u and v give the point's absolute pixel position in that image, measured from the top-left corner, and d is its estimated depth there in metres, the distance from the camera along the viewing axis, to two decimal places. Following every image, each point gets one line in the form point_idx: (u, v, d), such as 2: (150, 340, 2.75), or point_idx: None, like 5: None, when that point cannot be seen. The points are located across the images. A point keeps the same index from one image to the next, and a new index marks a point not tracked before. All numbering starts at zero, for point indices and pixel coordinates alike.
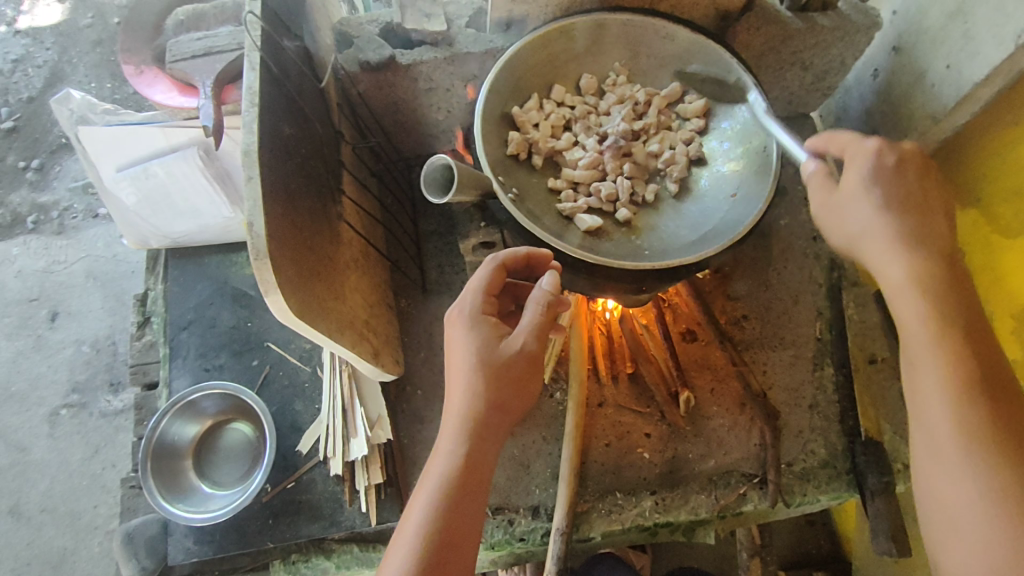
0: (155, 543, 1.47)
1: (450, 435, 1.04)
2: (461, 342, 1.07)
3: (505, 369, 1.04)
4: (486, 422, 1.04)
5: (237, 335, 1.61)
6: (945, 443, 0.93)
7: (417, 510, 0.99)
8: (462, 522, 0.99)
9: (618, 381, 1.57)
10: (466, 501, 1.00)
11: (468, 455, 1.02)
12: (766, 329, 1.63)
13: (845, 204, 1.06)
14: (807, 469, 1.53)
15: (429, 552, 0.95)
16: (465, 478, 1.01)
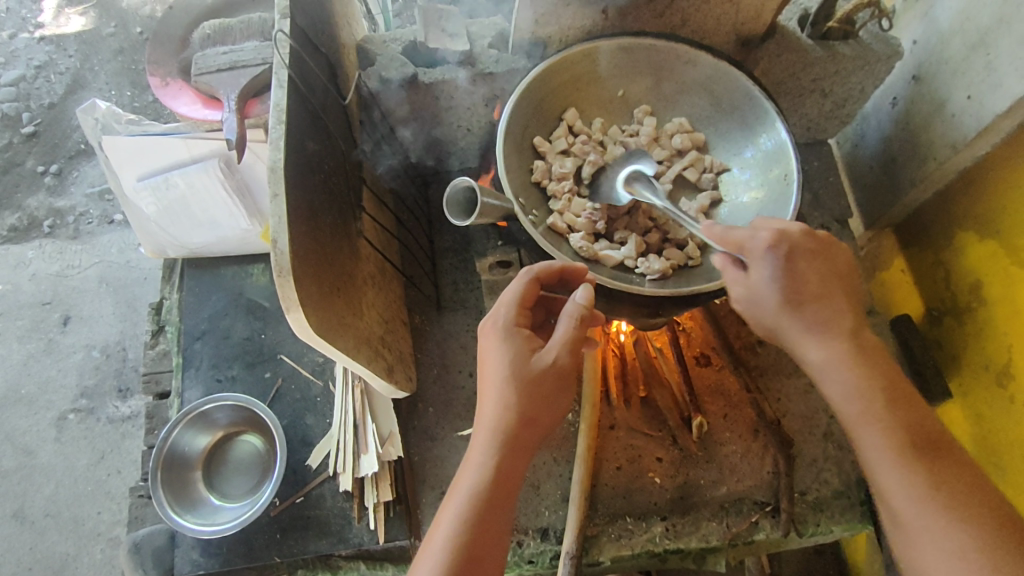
0: (162, 553, 1.45)
1: (480, 448, 1.04)
2: (494, 354, 1.07)
3: (537, 383, 1.05)
4: (517, 434, 1.04)
5: (251, 347, 1.61)
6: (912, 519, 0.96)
7: (444, 525, 0.99)
8: (488, 538, 0.99)
9: (631, 405, 1.56)
10: (492, 516, 1.00)
11: (497, 470, 1.02)
12: (782, 356, 1.62)
13: (756, 296, 1.08)
14: (820, 499, 1.51)
15: (454, 567, 0.96)
16: (494, 492, 1.02)
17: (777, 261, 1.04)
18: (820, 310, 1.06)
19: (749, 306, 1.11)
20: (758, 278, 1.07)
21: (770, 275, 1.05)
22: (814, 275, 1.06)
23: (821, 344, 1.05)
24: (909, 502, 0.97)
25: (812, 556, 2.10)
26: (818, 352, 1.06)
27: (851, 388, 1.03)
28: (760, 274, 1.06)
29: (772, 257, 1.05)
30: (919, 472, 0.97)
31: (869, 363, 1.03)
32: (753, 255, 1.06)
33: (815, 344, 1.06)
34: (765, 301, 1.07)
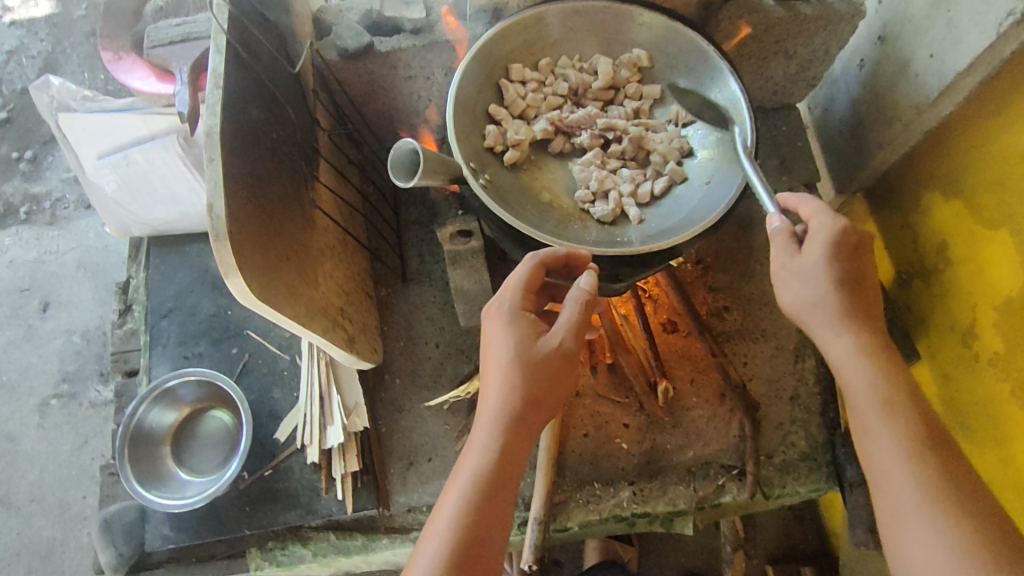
0: (133, 528, 1.45)
1: (481, 433, 1.04)
2: (499, 338, 1.08)
3: (542, 369, 1.05)
4: (522, 416, 1.05)
5: (217, 323, 1.61)
6: (895, 466, 1.00)
7: (447, 508, 0.99)
8: (489, 524, 0.98)
9: (597, 371, 1.56)
10: (494, 500, 1.00)
11: (499, 453, 1.02)
12: (749, 320, 1.62)
13: (797, 276, 1.08)
14: (787, 462, 1.54)
15: (457, 550, 0.95)
16: (499, 474, 1.01)
17: (835, 244, 1.06)
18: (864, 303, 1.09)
19: (785, 283, 1.10)
20: (813, 254, 1.07)
21: (824, 253, 1.06)
22: (858, 275, 1.08)
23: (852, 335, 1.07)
24: (906, 477, 0.98)
25: (791, 523, 2.26)
26: (849, 341, 1.08)
27: (841, 317, 1.07)
28: (812, 247, 1.07)
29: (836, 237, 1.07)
30: (927, 468, 0.99)
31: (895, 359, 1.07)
32: (819, 228, 1.07)
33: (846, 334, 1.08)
34: (814, 281, 1.07)
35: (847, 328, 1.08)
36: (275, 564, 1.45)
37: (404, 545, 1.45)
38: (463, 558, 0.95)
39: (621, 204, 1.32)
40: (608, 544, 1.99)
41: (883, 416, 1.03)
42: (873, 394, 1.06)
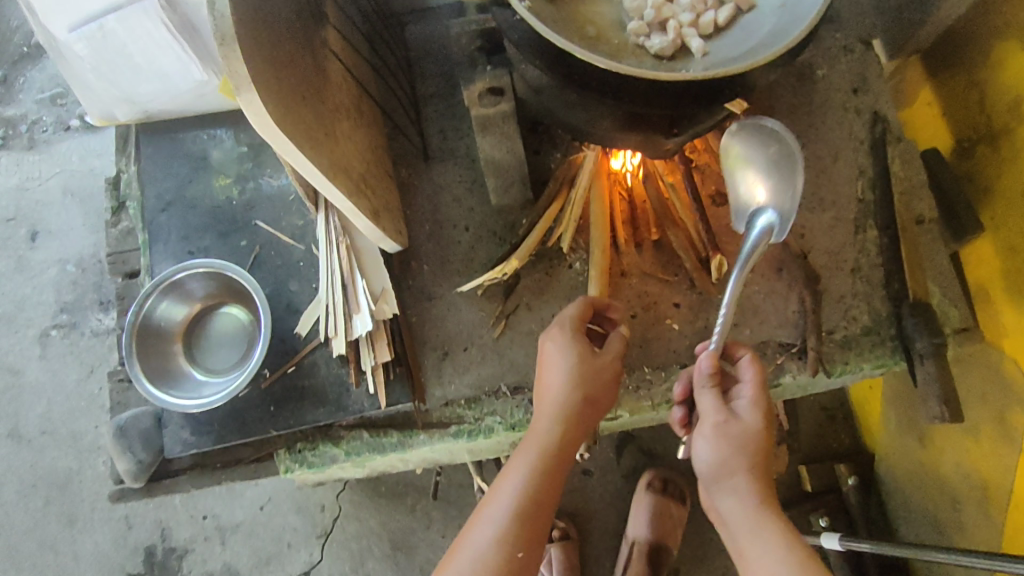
0: (150, 436, 1.35)
1: (540, 424, 1.17)
2: (556, 347, 1.19)
3: (595, 378, 1.18)
4: (581, 412, 1.17)
5: (222, 215, 1.46)
6: (776, 567, 1.07)
7: (508, 487, 1.12)
8: (546, 504, 1.11)
9: (643, 249, 1.43)
10: (551, 480, 1.13)
11: (557, 442, 1.15)
12: (804, 190, 1.49)
13: (706, 430, 1.15)
14: (850, 337, 1.42)
15: (518, 527, 1.08)
16: (557, 463, 1.15)
17: (759, 403, 1.16)
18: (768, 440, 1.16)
19: (702, 422, 1.16)
20: (745, 403, 1.16)
21: (748, 411, 1.15)
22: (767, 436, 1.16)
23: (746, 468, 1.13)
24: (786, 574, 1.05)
25: (825, 422, 2.26)
26: (738, 474, 1.14)
27: (750, 446, 1.13)
28: (740, 403, 1.16)
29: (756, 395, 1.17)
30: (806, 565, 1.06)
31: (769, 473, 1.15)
32: (746, 368, 1.18)
33: (743, 475, 1.14)
34: (745, 427, 1.14)
35: (746, 482, 1.14)
36: (306, 465, 1.35)
37: (444, 441, 1.35)
38: (523, 522, 1.09)
39: (681, 35, 1.10)
40: (662, 508, 1.95)
41: (765, 524, 1.11)
42: (756, 536, 1.11)
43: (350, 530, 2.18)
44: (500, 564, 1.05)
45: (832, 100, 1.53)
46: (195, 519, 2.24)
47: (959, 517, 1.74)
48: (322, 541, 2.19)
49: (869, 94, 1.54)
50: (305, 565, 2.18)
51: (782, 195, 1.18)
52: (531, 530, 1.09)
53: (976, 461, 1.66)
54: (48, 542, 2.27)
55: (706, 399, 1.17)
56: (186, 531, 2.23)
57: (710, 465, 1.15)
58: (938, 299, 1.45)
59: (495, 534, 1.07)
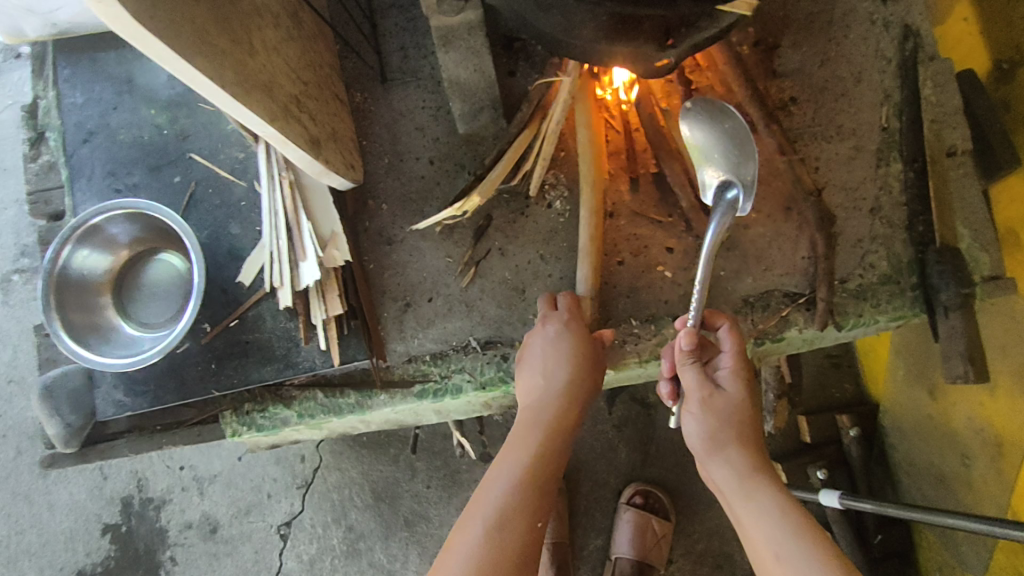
0: (80, 396, 1.21)
1: (537, 400, 1.07)
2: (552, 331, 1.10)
3: (596, 360, 1.10)
4: (580, 392, 1.08)
5: (152, 147, 1.27)
6: (776, 534, 0.94)
7: (516, 461, 1.01)
8: (555, 476, 1.01)
9: (637, 184, 1.25)
10: (557, 449, 1.03)
11: (559, 419, 1.06)
12: (820, 117, 1.30)
13: (692, 406, 1.07)
14: (865, 287, 1.26)
15: (520, 504, 0.96)
16: (554, 440, 1.04)
17: (743, 372, 1.08)
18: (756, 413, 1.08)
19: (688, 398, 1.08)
20: (726, 372, 1.09)
21: (732, 383, 1.08)
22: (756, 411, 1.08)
23: (735, 439, 1.05)
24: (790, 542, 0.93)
25: (827, 369, 2.12)
26: (729, 445, 1.04)
27: (733, 417, 1.05)
28: (723, 375, 1.09)
29: (737, 365, 1.09)
30: (813, 532, 0.93)
31: (757, 442, 1.06)
32: (724, 338, 1.11)
33: (733, 448, 1.04)
34: (731, 399, 1.06)
35: (737, 452, 1.04)
36: (255, 428, 1.22)
37: (406, 402, 1.20)
38: (534, 493, 0.98)
39: None
40: (647, 517, 1.85)
41: (758, 491, 1.00)
42: (749, 499, 1.00)
43: (331, 480, 1.99)
44: (512, 538, 0.93)
45: (857, 10, 1.31)
46: (170, 469, 2.03)
47: (968, 473, 1.62)
48: (302, 491, 2.00)
49: (901, 4, 1.31)
50: (285, 516, 1.99)
51: (738, 171, 1.03)
52: (543, 506, 0.97)
53: (992, 416, 1.52)
54: (21, 492, 2.04)
55: (687, 375, 1.09)
56: (162, 481, 2.02)
57: (698, 442, 1.07)
58: (967, 244, 1.27)
59: (506, 505, 0.96)
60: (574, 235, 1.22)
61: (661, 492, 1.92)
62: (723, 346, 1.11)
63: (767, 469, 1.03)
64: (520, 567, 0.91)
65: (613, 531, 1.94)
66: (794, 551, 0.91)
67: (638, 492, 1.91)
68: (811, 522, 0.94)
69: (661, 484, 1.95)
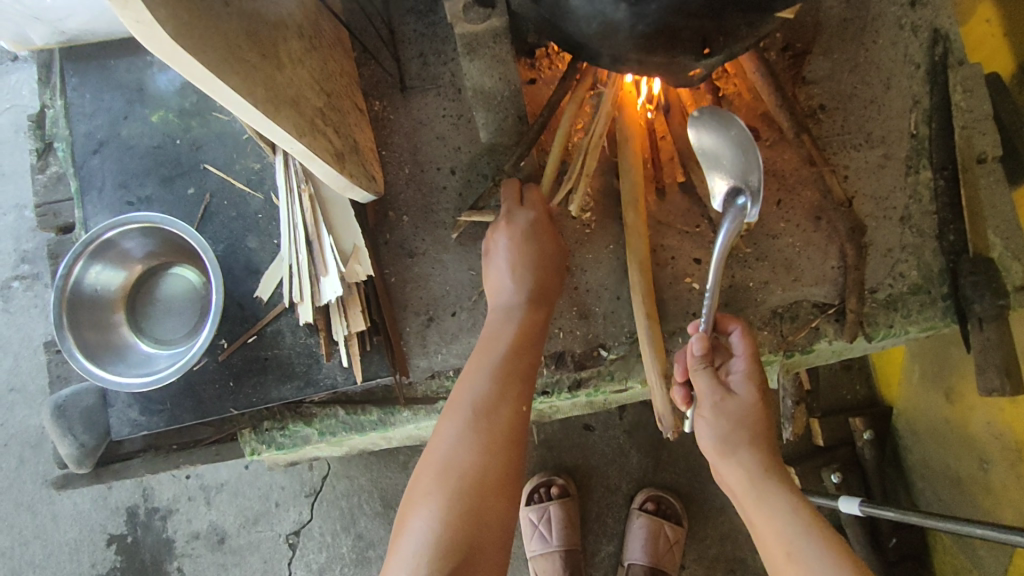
0: (94, 414, 1.17)
1: (495, 329, 1.05)
2: (514, 233, 1.07)
3: (554, 255, 1.10)
4: (534, 317, 1.06)
5: (165, 158, 1.23)
6: (790, 535, 0.94)
7: (491, 355, 1.01)
8: (518, 400, 0.98)
9: (664, 194, 1.22)
10: (517, 376, 1.00)
11: (530, 320, 1.06)
12: (848, 124, 1.27)
13: (705, 411, 1.06)
14: (894, 297, 1.24)
15: (477, 435, 0.93)
16: (511, 368, 1.00)
17: (754, 376, 1.06)
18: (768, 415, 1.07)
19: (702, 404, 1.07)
20: (737, 375, 1.07)
21: (744, 386, 1.06)
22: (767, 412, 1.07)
23: (750, 442, 1.04)
24: (802, 546, 0.92)
25: (839, 372, 2.09)
26: (743, 446, 1.04)
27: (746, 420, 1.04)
28: (734, 378, 1.07)
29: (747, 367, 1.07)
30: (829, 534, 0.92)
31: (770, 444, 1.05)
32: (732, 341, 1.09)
33: (747, 450, 1.04)
34: (744, 401, 1.05)
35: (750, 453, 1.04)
36: (275, 447, 1.19)
37: (430, 418, 1.18)
38: (511, 381, 0.99)
39: None
40: (659, 522, 1.82)
41: (770, 491, 1.00)
42: (762, 499, 1.00)
43: (339, 488, 1.96)
44: (495, 427, 0.94)
45: (886, 14, 1.28)
46: (177, 478, 1.99)
47: (986, 477, 1.60)
48: (311, 499, 1.96)
49: (929, 7, 1.29)
50: (293, 525, 1.96)
51: (745, 174, 0.96)
52: (522, 391, 0.99)
53: (1012, 421, 1.51)
54: (24, 502, 1.99)
55: (699, 380, 1.06)
56: (168, 491, 1.98)
57: (710, 441, 1.07)
58: (998, 253, 1.25)
59: (486, 397, 0.97)
60: (599, 247, 1.20)
61: (674, 497, 1.89)
62: (736, 351, 1.08)
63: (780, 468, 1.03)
64: (505, 449, 0.93)
65: (626, 537, 1.91)
66: (806, 549, 0.91)
67: (650, 498, 1.88)
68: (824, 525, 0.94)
69: (674, 489, 1.93)
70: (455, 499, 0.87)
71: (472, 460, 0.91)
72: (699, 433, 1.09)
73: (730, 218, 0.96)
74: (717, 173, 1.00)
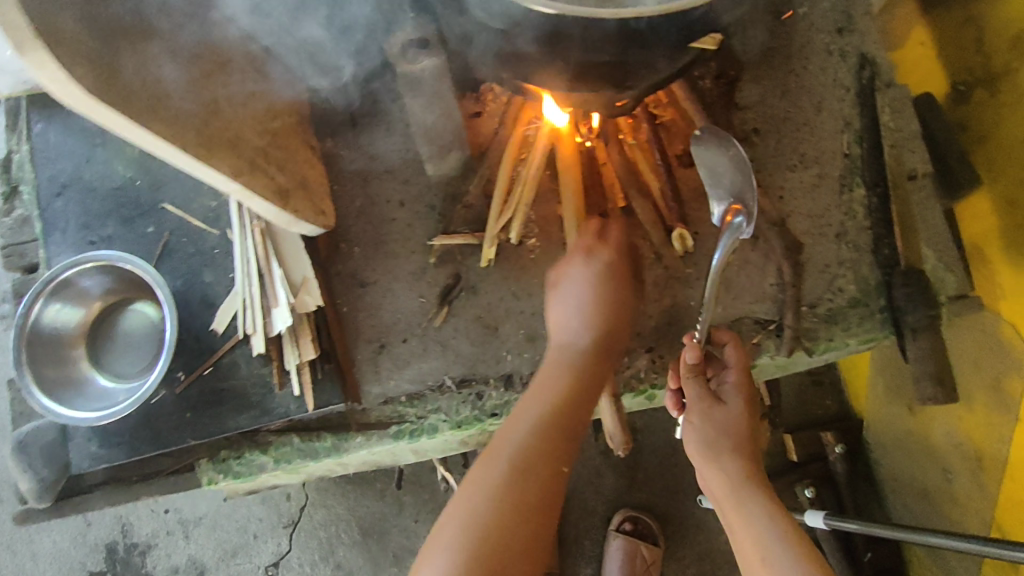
0: (55, 449, 1.21)
1: (572, 356, 1.11)
2: (586, 264, 1.16)
3: (619, 272, 1.16)
4: (592, 351, 1.12)
5: (125, 198, 1.28)
6: (770, 544, 0.97)
7: (536, 401, 1.08)
8: (541, 433, 1.05)
9: (606, 219, 1.26)
10: (563, 409, 1.07)
11: (592, 352, 1.12)
12: (782, 146, 1.33)
13: (691, 421, 1.13)
14: (834, 311, 1.28)
15: (497, 479, 1.00)
16: (553, 405, 1.07)
17: (740, 388, 1.12)
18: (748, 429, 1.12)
19: (691, 416, 1.13)
20: (727, 388, 1.13)
21: (730, 397, 1.12)
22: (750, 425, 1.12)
23: (728, 454, 1.09)
24: (777, 554, 0.96)
25: (809, 387, 2.08)
26: (726, 458, 1.09)
27: (728, 431, 1.10)
28: (722, 390, 1.14)
29: (737, 377, 1.13)
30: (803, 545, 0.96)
31: (751, 456, 1.10)
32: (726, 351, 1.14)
33: (731, 460, 1.09)
34: (728, 415, 1.11)
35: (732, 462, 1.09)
36: (231, 475, 1.22)
37: (382, 443, 1.21)
38: (543, 422, 1.06)
39: None
40: (635, 542, 1.83)
41: (746, 502, 1.04)
42: (741, 507, 1.04)
43: (316, 518, 1.96)
44: (522, 467, 1.01)
45: (814, 42, 1.35)
46: (156, 513, 2.00)
47: (951, 487, 1.60)
48: (290, 530, 1.97)
49: (856, 34, 1.36)
50: (272, 557, 1.96)
51: (747, 190, 1.12)
52: (550, 425, 1.06)
53: (971, 431, 1.48)
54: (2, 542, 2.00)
55: (690, 389, 1.13)
56: (147, 526, 1.98)
57: (696, 450, 1.12)
58: (931, 266, 1.29)
59: (511, 439, 1.04)
60: (545, 271, 1.24)
61: (650, 517, 1.91)
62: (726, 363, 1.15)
63: (759, 480, 1.08)
64: (526, 492, 1.00)
65: (605, 558, 1.91)
66: (777, 555, 0.96)
67: (626, 519, 1.90)
68: (797, 535, 0.98)
69: (649, 508, 1.94)
70: (469, 549, 0.94)
71: (485, 509, 0.97)
72: (688, 443, 1.15)
73: (727, 232, 1.09)
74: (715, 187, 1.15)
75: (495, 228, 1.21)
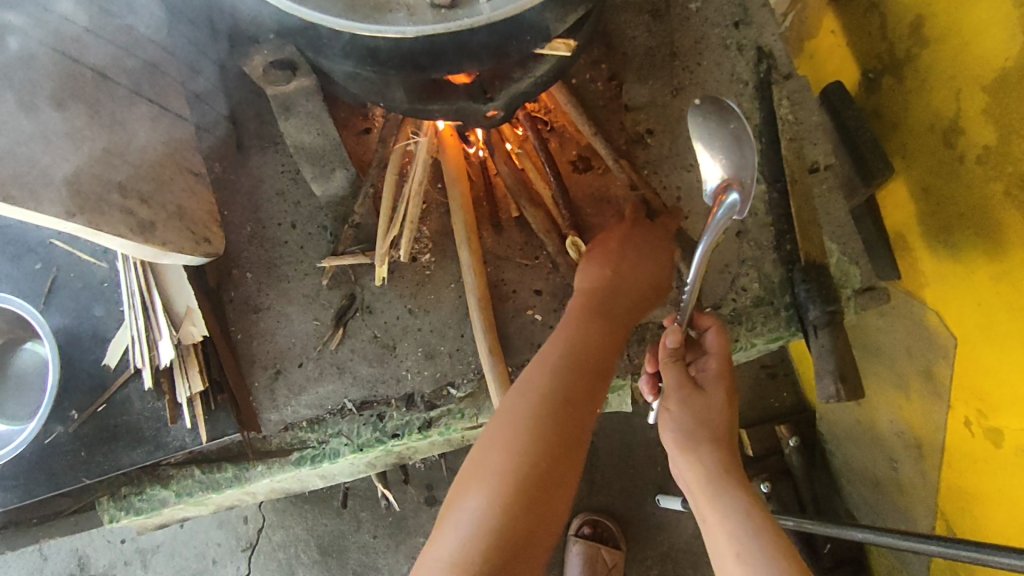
0: None
1: (579, 330, 0.99)
2: (601, 246, 1.13)
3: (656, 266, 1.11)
4: (606, 330, 1.00)
5: (12, 235, 1.26)
6: (746, 544, 0.85)
7: (536, 378, 0.92)
8: (560, 418, 0.87)
9: (501, 229, 1.26)
10: (575, 391, 0.91)
11: (605, 331, 1.00)
12: (680, 145, 1.31)
13: (669, 404, 1.01)
14: (738, 312, 1.27)
15: (508, 467, 0.82)
16: (565, 384, 0.91)
17: (724, 373, 1.03)
18: (728, 417, 1.01)
19: (670, 399, 1.01)
20: (709, 371, 1.03)
21: (713, 381, 1.02)
22: (731, 416, 1.02)
23: (707, 441, 0.97)
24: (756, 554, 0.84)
25: (763, 379, 2.01)
26: (705, 445, 0.97)
27: (706, 416, 0.99)
28: (703, 374, 1.03)
29: (719, 362, 1.04)
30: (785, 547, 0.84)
31: (730, 449, 0.98)
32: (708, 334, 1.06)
33: (707, 448, 0.97)
34: (713, 398, 1.01)
35: (709, 452, 0.97)
36: (134, 512, 1.20)
37: (284, 470, 1.20)
38: (556, 400, 0.89)
39: None
40: (594, 547, 1.80)
41: (724, 497, 0.92)
42: (717, 501, 0.92)
43: (276, 539, 1.91)
44: (538, 455, 0.83)
45: (709, 37, 1.33)
46: (113, 543, 1.96)
47: (898, 476, 1.54)
48: (248, 553, 1.93)
49: (753, 27, 1.33)
50: None
51: (742, 165, 0.94)
52: (566, 410, 0.89)
53: (910, 418, 1.43)
54: None
55: (668, 372, 1.02)
56: (103, 557, 1.95)
57: (671, 437, 1.00)
58: (835, 259, 1.28)
59: (519, 421, 0.87)
60: (440, 286, 1.22)
61: (610, 521, 1.86)
62: (709, 349, 1.05)
63: (737, 474, 0.96)
64: (541, 481, 0.82)
65: (566, 564, 1.88)
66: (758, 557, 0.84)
67: (586, 523, 1.86)
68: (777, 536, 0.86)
69: (609, 511, 1.88)
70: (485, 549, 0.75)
71: (496, 502, 0.79)
72: (663, 431, 1.02)
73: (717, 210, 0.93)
74: (709, 151, 0.97)
75: (382, 247, 1.17)
